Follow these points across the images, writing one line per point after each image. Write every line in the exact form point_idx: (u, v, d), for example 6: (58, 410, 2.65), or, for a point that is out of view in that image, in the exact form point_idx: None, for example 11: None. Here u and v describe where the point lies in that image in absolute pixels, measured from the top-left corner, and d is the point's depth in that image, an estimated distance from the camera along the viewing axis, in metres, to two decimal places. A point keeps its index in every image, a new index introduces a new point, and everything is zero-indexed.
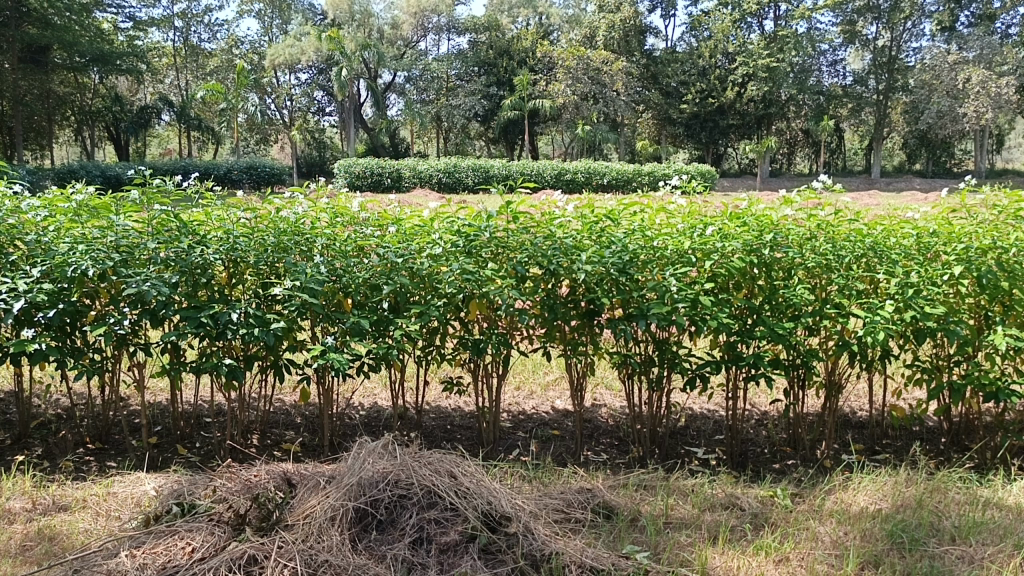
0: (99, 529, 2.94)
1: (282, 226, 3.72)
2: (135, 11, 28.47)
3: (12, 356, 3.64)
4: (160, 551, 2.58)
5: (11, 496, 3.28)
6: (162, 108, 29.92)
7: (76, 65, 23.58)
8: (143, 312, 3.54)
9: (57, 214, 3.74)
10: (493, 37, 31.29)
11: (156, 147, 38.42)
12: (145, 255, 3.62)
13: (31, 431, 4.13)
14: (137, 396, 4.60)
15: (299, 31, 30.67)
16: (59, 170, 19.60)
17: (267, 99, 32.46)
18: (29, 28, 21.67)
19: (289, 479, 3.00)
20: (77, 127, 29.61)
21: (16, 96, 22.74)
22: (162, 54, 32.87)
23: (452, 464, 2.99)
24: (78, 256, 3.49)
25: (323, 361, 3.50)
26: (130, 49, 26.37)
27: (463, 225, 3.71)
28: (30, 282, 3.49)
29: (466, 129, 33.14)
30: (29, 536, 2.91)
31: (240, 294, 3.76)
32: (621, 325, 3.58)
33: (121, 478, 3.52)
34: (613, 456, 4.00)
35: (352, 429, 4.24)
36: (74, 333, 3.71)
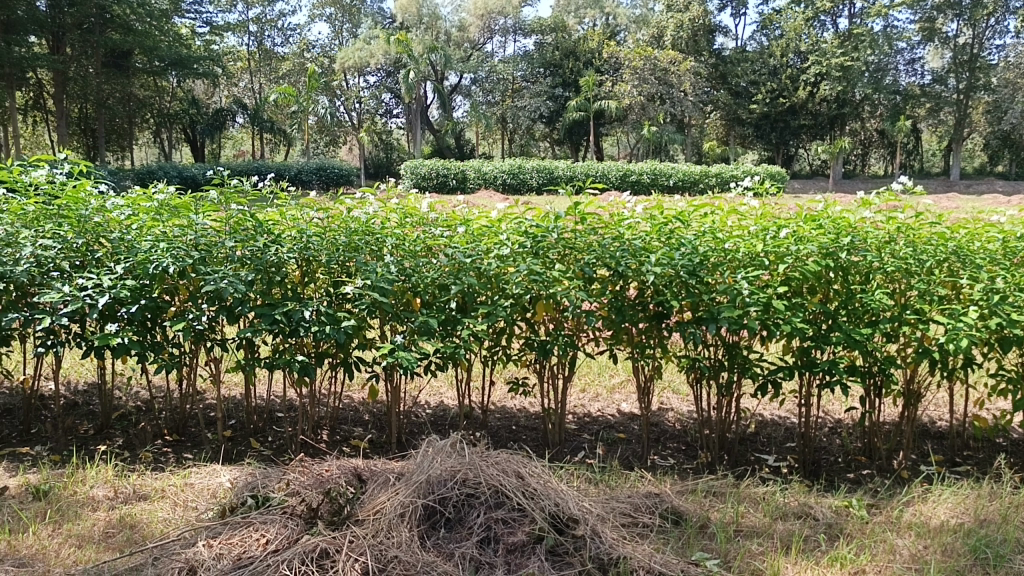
0: (177, 519, 3.03)
1: (354, 226, 3.81)
2: (212, 16, 29.24)
3: (96, 350, 3.78)
4: (236, 542, 2.65)
5: (95, 484, 3.43)
6: (236, 111, 30.71)
7: (155, 68, 24.22)
8: (220, 310, 3.69)
9: (140, 213, 3.89)
10: (559, 38, 31.37)
11: (230, 148, 39.51)
12: (222, 254, 3.74)
13: (112, 422, 4.28)
14: (212, 390, 4.73)
15: (368, 34, 31.05)
16: (139, 171, 20.35)
17: (336, 101, 32.97)
18: (112, 33, 22.47)
19: (359, 474, 3.03)
20: (157, 130, 30.62)
21: (100, 100, 24.01)
22: (236, 59, 33.83)
23: (518, 465, 2.98)
24: (160, 253, 3.62)
25: (392, 359, 3.54)
26: (207, 54, 27.12)
27: (531, 226, 3.71)
28: (112, 278, 3.63)
29: (531, 130, 33.22)
30: (111, 524, 3.02)
31: (312, 292, 3.85)
32: (690, 329, 3.52)
33: (198, 469, 3.62)
34: (681, 461, 3.95)
35: (419, 428, 4.28)
36: (154, 328, 3.82)
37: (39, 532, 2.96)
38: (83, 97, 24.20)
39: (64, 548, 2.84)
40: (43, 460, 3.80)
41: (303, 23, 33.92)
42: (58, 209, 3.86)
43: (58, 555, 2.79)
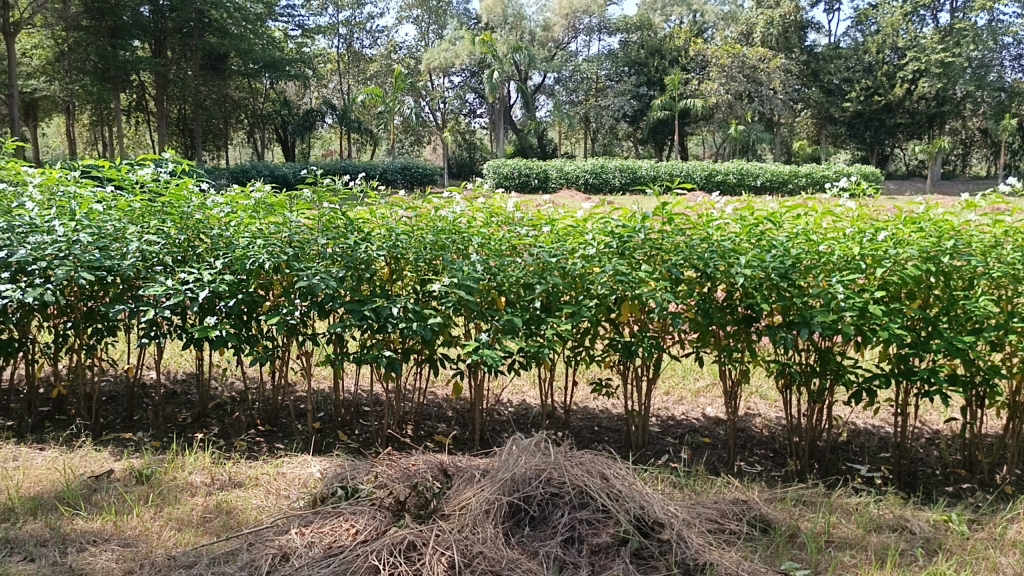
0: (270, 507, 3.14)
1: (440, 225, 3.87)
2: (304, 20, 30.09)
3: (195, 341, 3.94)
4: (327, 531, 2.73)
5: (193, 470, 3.58)
6: (326, 112, 31.50)
7: (249, 71, 25.05)
8: (312, 305, 3.80)
9: (238, 211, 4.03)
10: (645, 37, 31.10)
11: (319, 148, 40.62)
12: (314, 251, 3.85)
13: (209, 412, 4.46)
14: (303, 383, 4.87)
15: (453, 35, 31.37)
16: (234, 170, 21.12)
17: (421, 102, 33.47)
18: (210, 37, 23.34)
19: (445, 470, 3.08)
20: (250, 130, 31.65)
21: (198, 101, 24.94)
22: (326, 61, 34.75)
23: (603, 466, 2.98)
24: (257, 249, 3.76)
25: (477, 357, 3.58)
26: (298, 56, 27.87)
27: (617, 226, 3.69)
28: (212, 273, 3.78)
29: (614, 130, 33.05)
30: (209, 509, 3.15)
31: (400, 289, 3.92)
32: (781, 333, 3.44)
33: (289, 459, 3.74)
34: (768, 467, 3.86)
35: (502, 426, 4.31)
36: (250, 321, 3.96)
37: (143, 514, 3.11)
38: (182, 99, 25.21)
39: (165, 530, 2.97)
40: (145, 445, 3.99)
41: (391, 25, 34.56)
42: (162, 206, 4.06)
43: (160, 537, 2.92)
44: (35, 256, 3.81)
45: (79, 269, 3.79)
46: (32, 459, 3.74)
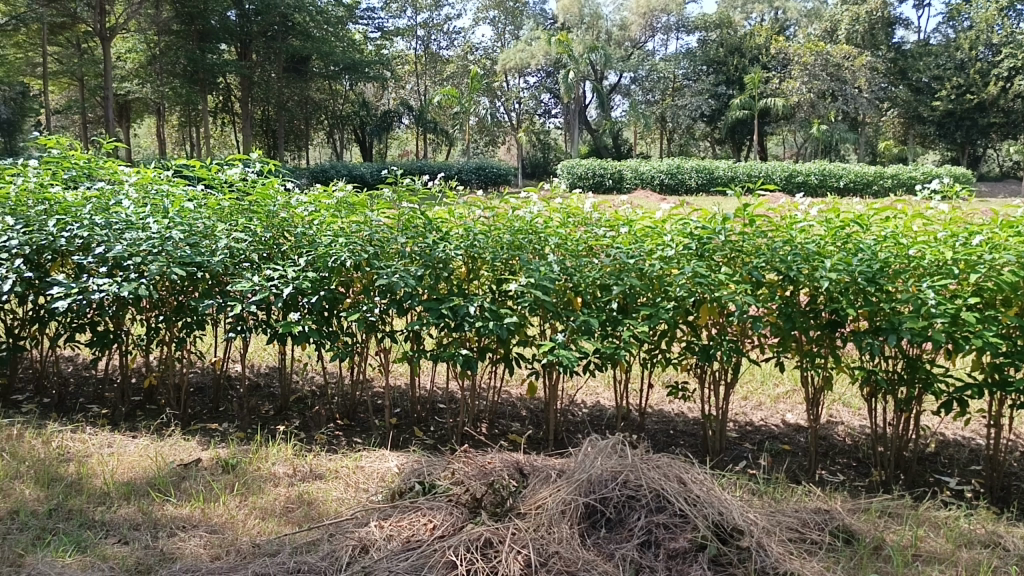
0: (350, 499, 3.22)
1: (518, 225, 3.89)
2: (383, 22, 30.66)
3: (278, 336, 4.06)
4: (405, 525, 2.78)
5: (276, 461, 3.69)
6: (403, 112, 31.99)
7: (330, 73, 25.66)
8: (391, 302, 3.86)
9: (322, 210, 4.14)
10: (724, 35, 30.65)
11: (395, 149, 41.30)
12: (395, 250, 3.92)
13: (290, 405, 4.59)
14: (380, 379, 4.96)
15: (530, 35, 31.45)
16: (314, 170, 21.67)
17: (497, 103, 33.71)
18: (293, 40, 23.93)
19: (521, 469, 3.09)
20: (330, 131, 32.31)
21: (281, 103, 25.62)
22: (404, 62, 35.29)
23: (680, 470, 2.94)
24: (339, 247, 3.85)
25: (553, 357, 3.58)
26: (377, 58, 28.38)
27: (696, 228, 3.64)
28: (296, 269, 3.89)
29: (691, 130, 32.66)
30: (291, 500, 3.25)
31: (477, 289, 3.96)
32: (867, 338, 3.34)
33: (368, 453, 3.82)
34: (851, 477, 3.75)
35: (577, 426, 4.30)
36: (332, 318, 4.06)
37: (229, 502, 3.22)
38: (266, 101, 25.93)
39: (250, 519, 3.07)
40: (230, 436, 4.13)
41: (468, 26, 34.89)
42: (249, 205, 4.19)
43: (245, 525, 3.02)
44: (131, 252, 3.98)
45: (171, 265, 3.94)
46: (125, 446, 3.91)
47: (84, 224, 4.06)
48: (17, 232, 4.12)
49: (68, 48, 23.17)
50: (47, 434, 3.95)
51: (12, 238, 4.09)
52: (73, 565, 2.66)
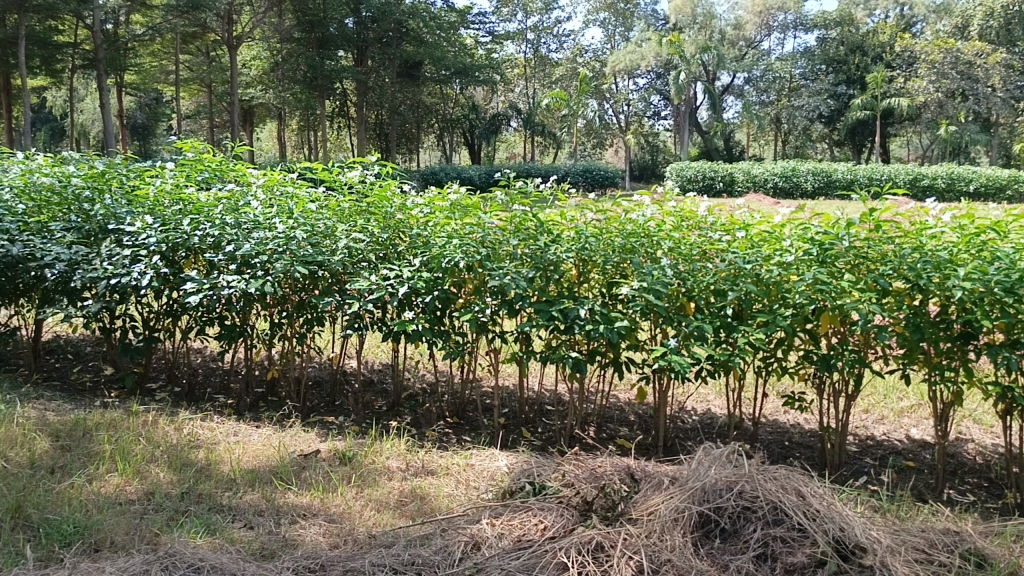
0: (460, 496, 3.28)
1: (630, 228, 3.86)
2: (494, 26, 31.01)
3: (392, 334, 4.17)
4: (516, 524, 2.81)
5: (390, 455, 3.80)
6: (511, 115, 32.33)
7: (441, 77, 26.27)
8: (503, 303, 3.91)
9: (436, 211, 4.23)
10: (844, 32, 29.83)
11: (503, 152, 41.82)
12: (508, 252, 3.97)
13: (402, 401, 4.71)
14: (489, 378, 5.03)
15: (641, 37, 31.16)
16: (424, 172, 22.18)
17: (605, 105, 33.76)
18: (406, 46, 24.60)
19: (632, 473, 3.07)
20: (440, 134, 32.90)
21: (393, 107, 26.31)
22: (514, 66, 35.65)
23: (798, 483, 2.85)
24: (453, 249, 3.94)
25: (664, 362, 3.54)
26: (488, 62, 28.77)
27: (817, 234, 3.53)
28: (411, 270, 3.99)
29: (808, 131, 31.75)
30: (405, 493, 3.34)
31: (587, 291, 3.96)
32: (1002, 353, 3.15)
33: (478, 452, 3.88)
34: (980, 498, 3.55)
35: (687, 433, 4.24)
36: (444, 317, 4.14)
37: (346, 493, 3.34)
38: (379, 105, 26.69)
39: (366, 510, 3.17)
40: (346, 429, 4.28)
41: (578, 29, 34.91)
42: (368, 206, 4.34)
43: (362, 516, 3.12)
44: (258, 251, 4.19)
45: (294, 263, 4.12)
46: (249, 435, 4.11)
47: (216, 224, 4.30)
48: (155, 231, 4.40)
49: (198, 57, 24.51)
50: (178, 421, 4.20)
51: (150, 235, 4.36)
52: (204, 545, 2.81)
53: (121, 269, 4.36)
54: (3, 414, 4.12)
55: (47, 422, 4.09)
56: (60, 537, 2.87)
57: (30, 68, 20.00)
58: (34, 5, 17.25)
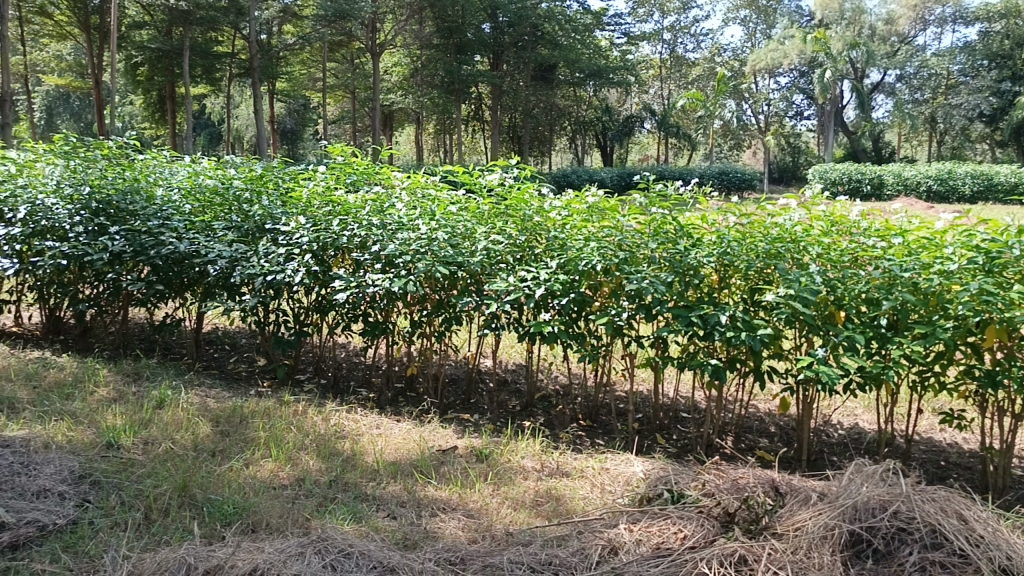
0: (596, 500, 3.28)
1: (775, 232, 3.75)
2: (630, 27, 30.86)
3: (528, 335, 4.22)
4: (654, 532, 2.78)
5: (525, 455, 3.84)
6: (646, 116, 32.08)
7: (576, 79, 26.39)
8: (640, 308, 3.88)
9: (574, 214, 4.25)
10: (1011, 25, 27.72)
11: (637, 154, 41.53)
12: (645, 256, 3.94)
13: (536, 402, 4.76)
14: (623, 383, 5.00)
15: (783, 34, 30.14)
16: (557, 174, 22.32)
17: (744, 105, 33.05)
18: (541, 49, 24.95)
19: (776, 487, 2.98)
20: (573, 136, 32.98)
21: (527, 109, 26.65)
22: (649, 67, 35.41)
23: (961, 506, 2.67)
24: (590, 251, 3.94)
25: (811, 372, 3.41)
26: (623, 63, 28.66)
27: (984, 241, 3.30)
28: (548, 272, 4.02)
29: (967, 132, 29.78)
30: (540, 493, 3.37)
31: (728, 297, 3.87)
32: None
33: (612, 456, 3.87)
34: None
35: (832, 448, 4.06)
36: (579, 319, 4.14)
37: (483, 489, 3.40)
38: (513, 108, 27.10)
39: (503, 508, 3.22)
40: (482, 427, 4.36)
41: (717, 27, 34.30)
42: (507, 209, 4.41)
43: (499, 513, 3.18)
44: (402, 251, 4.34)
45: (436, 263, 4.24)
46: (391, 428, 4.26)
47: (363, 225, 4.48)
48: (307, 230, 4.64)
49: (344, 64, 25.70)
50: (325, 412, 4.41)
51: (303, 235, 4.61)
52: (352, 531, 2.94)
53: (276, 266, 4.62)
54: (169, 399, 4.45)
55: (208, 408, 4.40)
56: (222, 516, 3.08)
57: (193, 78, 21.56)
58: (199, 18, 18.58)
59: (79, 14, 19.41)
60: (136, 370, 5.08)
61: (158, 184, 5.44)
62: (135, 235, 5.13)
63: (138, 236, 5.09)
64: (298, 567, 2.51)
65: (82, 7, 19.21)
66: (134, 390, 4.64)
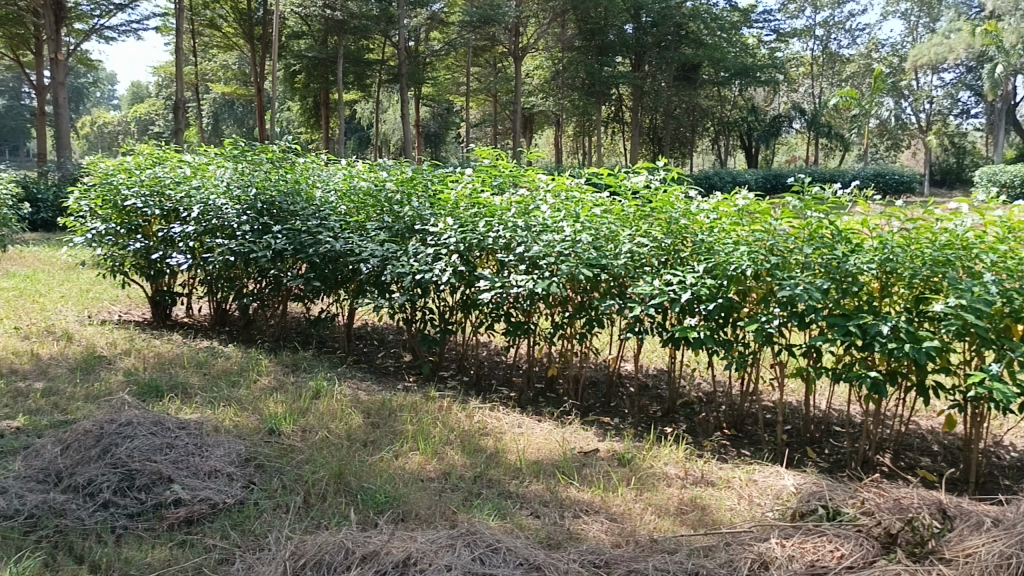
0: (744, 512, 3.19)
1: (944, 239, 3.53)
2: (779, 24, 29.85)
3: (673, 340, 4.15)
4: (809, 548, 2.67)
5: (668, 462, 3.79)
6: (794, 116, 30.90)
7: (720, 79, 25.81)
8: (793, 316, 3.74)
9: (723, 217, 4.15)
10: None
11: (784, 155, 40.07)
12: (799, 261, 3.79)
13: (678, 408, 4.68)
14: (770, 393, 4.84)
15: (950, 27, 28.22)
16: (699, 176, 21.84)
17: (903, 102, 31.21)
18: (685, 49, 24.56)
19: (944, 511, 2.81)
20: (716, 137, 32.18)
21: (669, 110, 26.30)
22: (799, 64, 34.13)
23: None
24: (741, 256, 3.83)
25: (984, 390, 3.19)
26: (770, 62, 27.74)
27: None
28: (695, 276, 3.94)
29: None
30: (685, 501, 3.31)
31: (889, 307, 3.67)
32: None
33: (760, 467, 3.75)
34: None
35: (1004, 472, 3.77)
36: (727, 326, 4.03)
37: (627, 494, 3.38)
38: (655, 109, 26.80)
39: (647, 514, 3.19)
40: (623, 431, 4.34)
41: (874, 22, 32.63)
42: (653, 212, 4.36)
43: (643, 518, 3.15)
44: (546, 253, 4.36)
45: (579, 265, 4.23)
46: (533, 428, 4.32)
47: (508, 226, 4.55)
48: (455, 231, 4.74)
49: (487, 68, 26.31)
50: (469, 409, 4.52)
51: (450, 236, 4.72)
52: (498, 526, 2.99)
53: (425, 266, 4.76)
54: (325, 390, 4.70)
55: (359, 400, 4.60)
56: (373, 504, 3.21)
57: (346, 85, 22.71)
58: (353, 28, 19.57)
59: (245, 26, 20.97)
60: (294, 361, 5.39)
61: (316, 186, 5.74)
62: (296, 235, 5.44)
63: (299, 236, 5.40)
64: (448, 558, 2.59)
65: (248, 19, 20.75)
66: (292, 380, 4.93)
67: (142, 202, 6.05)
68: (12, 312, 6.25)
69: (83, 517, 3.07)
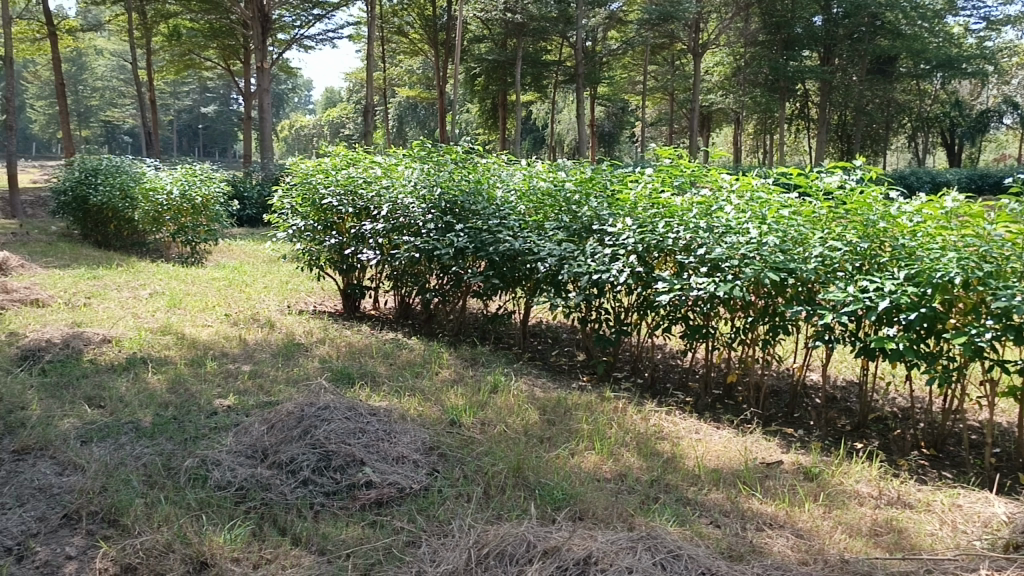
0: (947, 539, 2.96)
1: None
2: (990, 11, 27.35)
3: (867, 350, 3.91)
4: None
5: (859, 479, 3.59)
6: (1005, 111, 28.20)
7: (920, 72, 24.00)
8: (1009, 329, 3.42)
9: (929, 220, 3.86)
10: None
11: (992, 153, 36.72)
12: (1018, 270, 3.47)
13: (869, 423, 4.41)
14: (976, 412, 4.46)
15: None
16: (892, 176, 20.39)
17: None
18: (880, 41, 22.72)
19: None
20: (912, 134, 29.96)
21: (860, 106, 24.16)
22: (1013, 54, 31.14)
23: None
24: (948, 262, 3.55)
25: None
26: (978, 52, 25.47)
27: None
28: (895, 283, 3.69)
29: None
30: (879, 523, 3.11)
31: None
32: None
33: (965, 492, 3.47)
34: None
35: None
36: (931, 338, 3.74)
37: (814, 510, 3.23)
38: (844, 105, 24.78)
39: (836, 532, 3.03)
40: (808, 444, 4.15)
41: None
42: (848, 214, 4.14)
43: (832, 537, 2.99)
44: (729, 255, 4.23)
45: (765, 269, 4.08)
46: (712, 435, 4.22)
47: (689, 227, 4.45)
48: (633, 232, 4.70)
49: (665, 66, 26.01)
50: (646, 412, 4.48)
51: (629, 237, 4.68)
52: (678, 533, 2.94)
53: (602, 266, 4.75)
54: (502, 385, 4.82)
55: (536, 396, 4.68)
56: (551, 500, 3.26)
57: (524, 86, 23.19)
58: (532, 30, 20.00)
59: (430, 32, 21.97)
60: (472, 356, 5.57)
61: (497, 185, 5.89)
62: (477, 233, 5.61)
63: (479, 234, 5.56)
64: (629, 561, 2.58)
65: (433, 25, 21.79)
66: (471, 373, 5.10)
67: (337, 200, 6.49)
68: (223, 300, 6.87)
69: (285, 492, 3.33)
